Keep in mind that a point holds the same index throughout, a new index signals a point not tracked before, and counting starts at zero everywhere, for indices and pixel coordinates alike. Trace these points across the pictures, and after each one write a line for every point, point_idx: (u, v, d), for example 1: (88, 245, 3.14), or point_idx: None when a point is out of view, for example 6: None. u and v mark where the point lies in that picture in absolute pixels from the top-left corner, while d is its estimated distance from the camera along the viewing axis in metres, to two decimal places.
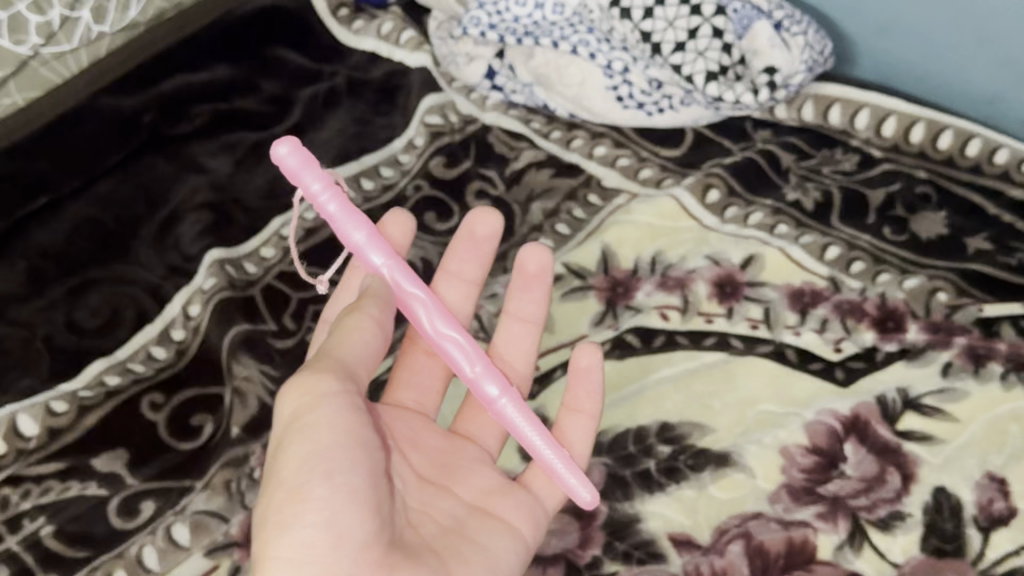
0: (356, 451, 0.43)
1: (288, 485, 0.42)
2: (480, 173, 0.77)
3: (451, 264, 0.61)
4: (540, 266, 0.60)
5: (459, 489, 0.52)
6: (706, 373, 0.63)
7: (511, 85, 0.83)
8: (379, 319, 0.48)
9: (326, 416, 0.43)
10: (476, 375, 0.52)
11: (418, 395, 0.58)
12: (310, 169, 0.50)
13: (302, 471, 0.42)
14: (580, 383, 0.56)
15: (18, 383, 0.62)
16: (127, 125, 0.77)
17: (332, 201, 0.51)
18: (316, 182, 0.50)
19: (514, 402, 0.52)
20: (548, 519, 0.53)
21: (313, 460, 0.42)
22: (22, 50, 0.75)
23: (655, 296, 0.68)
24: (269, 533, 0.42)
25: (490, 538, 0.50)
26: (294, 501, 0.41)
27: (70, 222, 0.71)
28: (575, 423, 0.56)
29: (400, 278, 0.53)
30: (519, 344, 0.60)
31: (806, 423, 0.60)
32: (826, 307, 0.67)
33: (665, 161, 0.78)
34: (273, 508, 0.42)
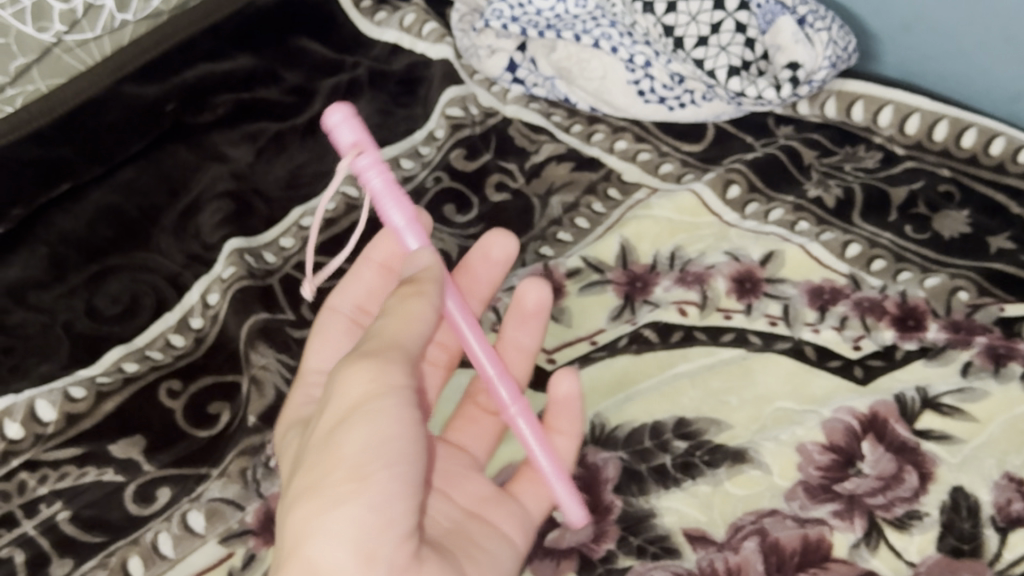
0: (414, 445, 0.42)
1: (347, 464, 0.41)
2: (500, 166, 0.77)
3: (460, 283, 0.61)
4: (537, 303, 0.60)
5: (455, 495, 0.53)
6: (723, 370, 0.63)
7: (533, 78, 0.83)
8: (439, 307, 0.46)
9: (394, 406, 0.41)
10: (494, 378, 0.52)
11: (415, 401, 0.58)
12: (362, 146, 0.48)
13: (365, 455, 0.40)
14: (566, 412, 0.56)
15: (36, 369, 0.63)
16: (150, 114, 0.77)
17: (378, 177, 0.49)
18: (368, 158, 0.48)
19: (524, 416, 0.52)
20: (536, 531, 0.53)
21: (374, 448, 0.41)
22: (45, 37, 0.72)
23: (673, 291, 0.68)
24: (314, 507, 0.41)
25: (491, 544, 0.50)
26: (354, 482, 0.40)
27: (93, 210, 0.72)
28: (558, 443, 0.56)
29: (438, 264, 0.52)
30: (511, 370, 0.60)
31: (824, 421, 0.59)
32: (845, 305, 0.66)
33: (687, 155, 0.78)
34: (325, 480, 0.41)
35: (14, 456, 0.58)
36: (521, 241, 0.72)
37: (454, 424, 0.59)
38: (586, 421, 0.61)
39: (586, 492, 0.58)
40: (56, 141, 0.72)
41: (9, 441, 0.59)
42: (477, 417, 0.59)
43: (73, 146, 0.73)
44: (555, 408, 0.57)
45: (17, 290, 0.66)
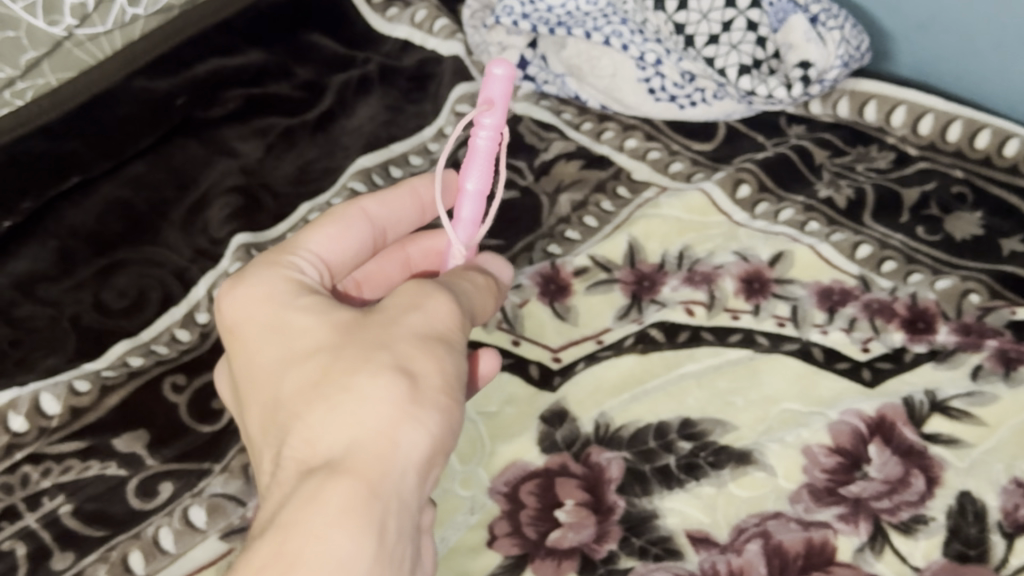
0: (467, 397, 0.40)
1: (445, 376, 0.38)
2: (510, 163, 0.76)
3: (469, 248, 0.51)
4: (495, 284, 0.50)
5: None
6: (731, 371, 0.62)
7: (544, 75, 0.83)
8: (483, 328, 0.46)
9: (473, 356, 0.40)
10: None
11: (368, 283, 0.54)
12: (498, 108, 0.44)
13: (460, 380, 0.38)
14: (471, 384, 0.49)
15: (42, 362, 0.62)
16: (161, 108, 0.76)
17: (485, 143, 0.45)
18: (495, 121, 0.44)
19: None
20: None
21: (458, 380, 0.38)
22: (56, 30, 0.72)
23: (681, 291, 0.67)
24: (410, 392, 0.36)
25: None
26: (448, 397, 0.37)
27: (101, 205, 0.71)
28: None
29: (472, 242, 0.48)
30: None
31: (831, 423, 0.59)
32: (854, 306, 0.66)
33: (697, 154, 0.77)
34: (418, 389, 0.36)
35: (18, 449, 0.58)
36: (529, 238, 0.71)
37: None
38: (590, 421, 0.61)
39: (590, 492, 0.57)
40: (65, 134, 0.73)
41: (14, 433, 0.59)
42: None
43: (83, 140, 0.73)
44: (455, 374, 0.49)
45: (25, 284, 0.66)
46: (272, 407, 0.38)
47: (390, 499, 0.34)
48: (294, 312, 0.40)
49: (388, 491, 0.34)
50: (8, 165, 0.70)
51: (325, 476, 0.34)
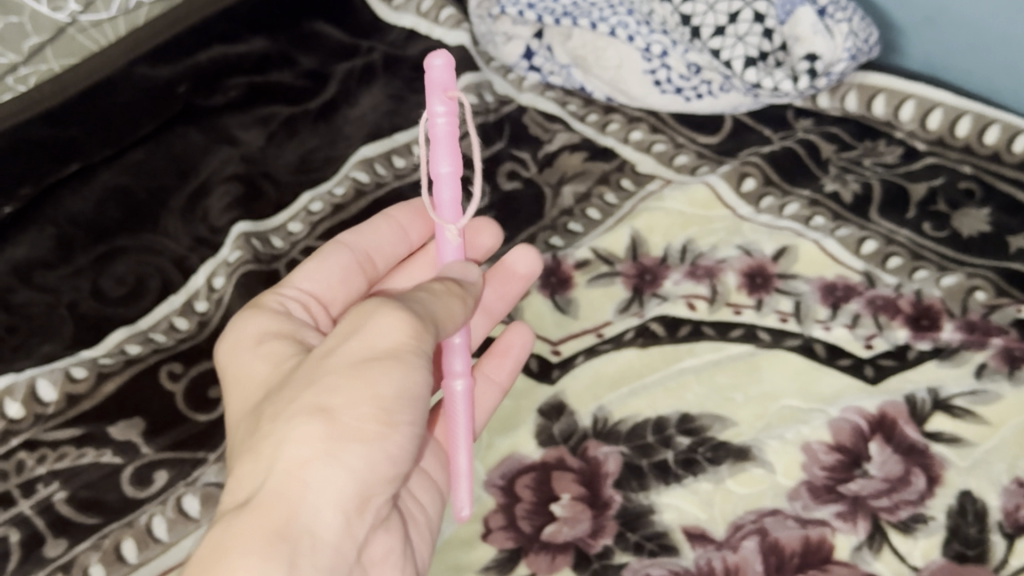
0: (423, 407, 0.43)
1: (377, 402, 0.40)
2: (513, 155, 0.75)
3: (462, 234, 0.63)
4: (528, 270, 0.63)
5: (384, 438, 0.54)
6: (730, 366, 0.62)
7: (549, 66, 0.80)
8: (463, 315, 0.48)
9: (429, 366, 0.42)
10: (457, 345, 0.54)
11: None
12: (442, 91, 0.47)
13: (399, 402, 0.41)
14: (503, 361, 0.61)
15: (39, 349, 0.62)
16: (162, 98, 0.75)
17: (447, 129, 0.48)
18: (445, 107, 0.47)
19: (468, 388, 0.54)
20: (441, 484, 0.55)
21: (403, 401, 0.41)
22: (60, 17, 0.72)
23: (683, 285, 0.66)
24: (327, 429, 0.40)
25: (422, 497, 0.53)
26: (378, 425, 0.40)
27: (101, 191, 0.71)
28: (488, 388, 0.59)
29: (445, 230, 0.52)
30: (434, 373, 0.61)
31: (831, 420, 0.59)
32: (858, 303, 0.65)
33: (702, 147, 0.75)
34: (342, 422, 0.40)
35: (14, 436, 0.58)
36: (531, 230, 0.70)
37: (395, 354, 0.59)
38: (588, 415, 0.60)
39: (587, 487, 0.57)
40: (66, 122, 0.71)
41: (10, 420, 0.59)
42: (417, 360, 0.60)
43: (83, 127, 0.72)
44: (494, 355, 0.61)
45: (23, 268, 0.66)
46: (232, 443, 0.43)
47: (298, 537, 0.39)
48: (258, 364, 0.46)
49: (295, 530, 0.39)
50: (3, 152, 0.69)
51: (236, 518, 0.38)
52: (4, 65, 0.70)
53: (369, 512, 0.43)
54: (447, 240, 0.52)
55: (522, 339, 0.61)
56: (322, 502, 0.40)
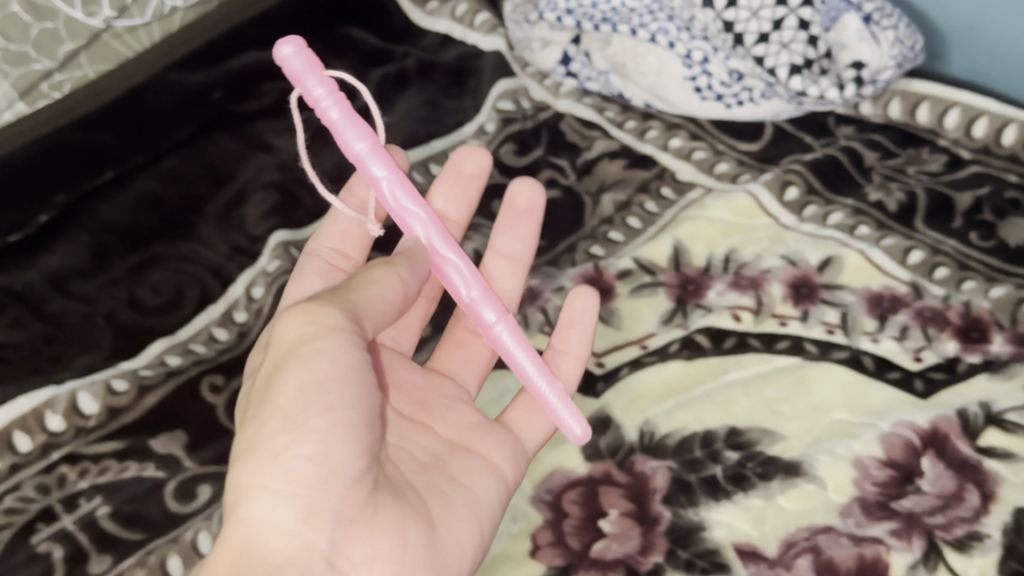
0: (347, 392, 0.45)
1: (280, 411, 0.44)
2: (551, 162, 0.74)
3: (438, 198, 0.66)
4: (528, 203, 0.65)
5: (437, 425, 0.57)
6: (777, 379, 0.61)
7: (586, 72, 0.79)
8: (404, 278, 0.53)
9: (330, 348, 0.45)
10: (471, 300, 0.59)
11: (395, 333, 0.66)
12: (312, 73, 0.54)
13: (300, 402, 0.44)
14: (574, 331, 0.61)
15: (78, 360, 0.62)
16: (195, 103, 0.74)
17: (336, 109, 0.56)
18: (320, 85, 0.54)
19: (509, 328, 0.58)
20: (527, 460, 0.58)
21: (313, 391, 0.44)
22: (94, 22, 0.71)
23: (727, 296, 0.66)
24: (253, 460, 0.43)
25: (470, 479, 0.54)
26: (290, 428, 0.44)
27: (134, 199, 0.70)
28: (565, 363, 0.61)
29: (400, 194, 0.58)
30: (468, 359, 0.65)
31: (882, 435, 0.58)
32: (906, 314, 0.64)
33: (742, 155, 0.74)
34: (263, 437, 0.44)
35: (55, 449, 0.57)
36: (571, 239, 0.69)
37: (441, 349, 0.66)
38: (634, 428, 0.59)
39: (635, 502, 0.56)
40: (97, 128, 0.68)
41: (50, 433, 0.58)
42: (464, 342, 0.66)
43: (117, 134, 0.70)
44: (561, 328, 0.61)
45: (59, 278, 0.65)
46: None
47: (252, 565, 0.41)
48: None
49: (247, 561, 0.41)
50: (34, 160, 0.65)
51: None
52: (38, 72, 0.70)
53: (342, 519, 0.44)
54: (400, 212, 0.59)
55: (585, 302, 0.61)
56: (267, 529, 0.43)
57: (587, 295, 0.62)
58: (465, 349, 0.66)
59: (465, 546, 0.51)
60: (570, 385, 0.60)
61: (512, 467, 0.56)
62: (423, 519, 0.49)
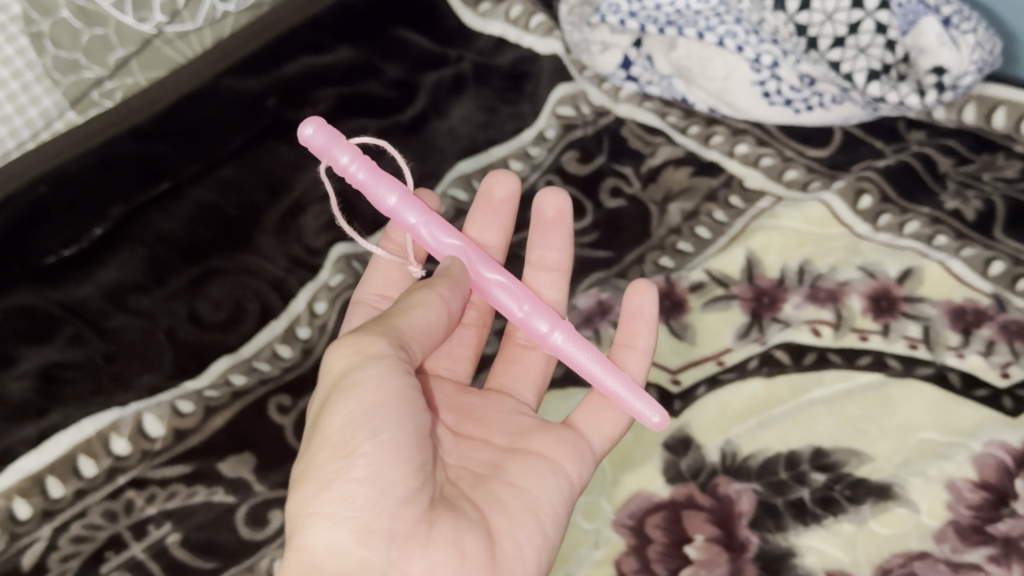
0: (397, 415, 0.44)
1: (331, 441, 0.44)
2: (615, 170, 0.72)
3: (475, 231, 0.65)
4: (557, 211, 0.63)
5: (496, 439, 0.55)
6: (862, 397, 0.59)
7: (648, 75, 0.77)
8: (447, 299, 0.52)
9: (373, 376, 0.45)
10: (524, 315, 0.57)
11: (450, 364, 0.63)
12: (337, 143, 0.56)
13: (348, 430, 0.44)
14: (631, 328, 0.60)
15: (140, 379, 0.60)
16: (251, 112, 0.71)
17: (361, 169, 0.56)
18: (344, 154, 0.56)
19: (566, 333, 0.56)
20: (594, 458, 0.55)
21: (358, 418, 0.44)
22: (146, 28, 0.69)
23: (805, 309, 0.64)
24: (309, 489, 0.44)
25: (531, 481, 0.51)
26: (339, 457, 0.43)
27: (192, 209, 0.68)
28: (630, 358, 0.59)
29: (436, 232, 0.58)
30: (526, 376, 0.63)
31: (974, 455, 0.56)
32: (990, 328, 0.62)
33: (812, 161, 0.72)
34: (316, 465, 0.44)
35: (120, 474, 0.56)
36: (638, 250, 0.68)
37: (497, 368, 0.64)
38: (715, 449, 0.58)
39: (721, 527, 0.54)
40: (153, 136, 0.66)
41: (115, 457, 0.57)
42: (518, 357, 0.64)
43: (171, 143, 0.67)
44: (624, 324, 0.60)
45: (115, 293, 0.64)
46: None
47: None
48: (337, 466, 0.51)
49: None
50: (91, 171, 0.63)
51: None
52: (90, 80, 0.68)
53: (396, 536, 0.43)
54: (440, 251, 0.58)
55: (643, 296, 0.60)
56: (322, 555, 0.43)
57: (644, 288, 0.61)
58: (521, 363, 0.64)
59: (527, 550, 0.48)
60: (640, 377, 0.58)
61: (573, 462, 0.53)
62: (482, 529, 0.46)
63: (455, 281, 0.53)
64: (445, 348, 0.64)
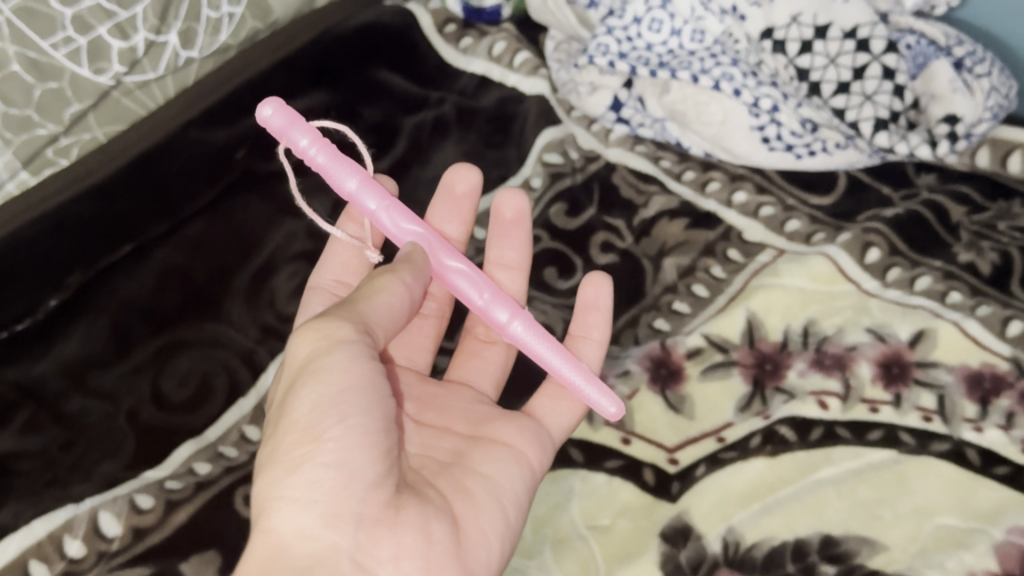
0: (366, 400, 0.40)
1: (297, 425, 0.40)
2: (606, 222, 0.68)
3: (432, 223, 0.61)
4: (516, 212, 0.60)
5: (459, 428, 0.52)
6: (873, 478, 0.55)
7: (639, 118, 0.73)
8: (410, 286, 0.47)
9: (342, 360, 0.41)
10: (484, 303, 0.53)
11: (410, 353, 0.60)
12: (297, 126, 0.51)
13: (316, 413, 0.40)
14: (587, 319, 0.58)
15: (97, 469, 0.56)
16: (217, 164, 0.69)
17: (321, 152, 0.51)
18: (306, 137, 0.50)
19: (527, 323, 0.52)
20: (554, 446, 0.53)
21: (325, 403, 0.40)
22: (101, 79, 0.63)
23: (810, 377, 0.59)
24: (274, 473, 0.39)
25: (494, 467, 0.49)
26: (307, 440, 0.39)
27: (158, 271, 0.65)
28: (588, 350, 0.57)
29: (396, 219, 0.53)
30: (486, 372, 0.60)
31: (997, 544, 0.51)
32: (1009, 397, 0.57)
33: (815, 210, 0.68)
34: (281, 448, 0.40)
35: None
36: (632, 312, 0.64)
37: (456, 361, 0.60)
38: (717, 538, 0.53)
39: None
40: (118, 197, 0.64)
41: (70, 560, 0.52)
42: (477, 351, 0.61)
43: (138, 201, 0.65)
44: (578, 315, 0.58)
45: (76, 368, 0.59)
46: None
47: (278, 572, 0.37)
48: None
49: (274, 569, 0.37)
50: (48, 236, 0.61)
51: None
52: (43, 138, 0.62)
53: (365, 522, 0.39)
54: (400, 238, 0.53)
55: (599, 286, 0.58)
56: (290, 539, 0.38)
57: (600, 278, 0.58)
58: (482, 357, 0.60)
59: (493, 538, 0.45)
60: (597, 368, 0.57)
61: (536, 450, 0.51)
62: (448, 515, 0.43)
63: (420, 267, 0.49)
64: (405, 339, 0.60)
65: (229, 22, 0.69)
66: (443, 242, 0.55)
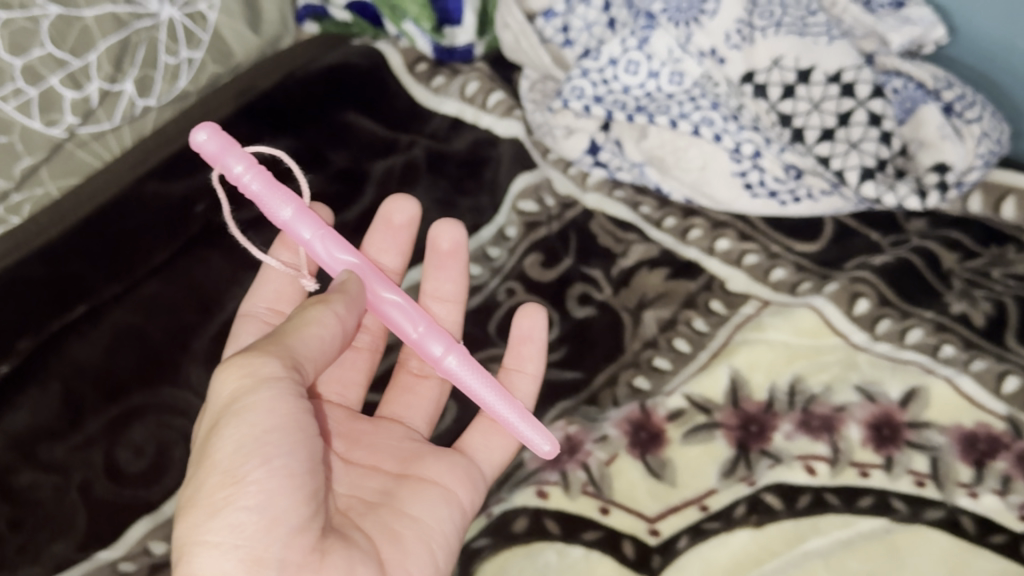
0: (290, 441, 0.39)
1: (219, 465, 0.38)
2: (583, 272, 0.66)
3: (369, 253, 0.62)
4: (453, 244, 0.61)
5: (388, 464, 0.51)
6: (862, 550, 0.51)
7: (617, 161, 0.71)
8: (342, 317, 0.46)
9: (266, 400, 0.39)
10: (418, 336, 0.52)
11: (340, 388, 0.57)
12: (231, 152, 0.50)
13: (239, 455, 0.38)
14: (521, 352, 0.58)
15: (48, 548, 0.53)
16: (177, 219, 0.66)
17: (255, 180, 0.50)
18: (240, 163, 0.50)
19: (461, 357, 0.52)
20: (486, 486, 0.52)
21: (249, 444, 0.38)
22: (55, 132, 0.61)
23: (797, 441, 0.56)
24: (195, 517, 0.37)
25: (424, 507, 0.48)
26: (231, 482, 0.37)
27: (112, 333, 0.61)
28: (521, 382, 0.57)
29: (331, 248, 0.52)
30: (419, 408, 0.58)
31: None
32: (1006, 460, 0.54)
33: (800, 257, 0.66)
34: (202, 491, 0.38)
35: None
36: (610, 369, 0.61)
37: (388, 397, 0.59)
38: None
39: None
40: (68, 259, 0.62)
41: None
42: (410, 386, 0.59)
43: (93, 262, 0.63)
44: (511, 348, 0.58)
45: (26, 443, 0.56)
46: None
47: None
48: None
49: None
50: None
51: None
52: None
53: (289, 570, 0.37)
54: (334, 268, 0.52)
55: (532, 319, 0.59)
56: None
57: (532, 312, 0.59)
58: (414, 393, 0.59)
59: None
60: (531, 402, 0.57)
61: (467, 489, 0.50)
62: (373, 561, 0.42)
63: (352, 297, 0.47)
64: (335, 374, 0.58)
65: (188, 70, 0.68)
66: (379, 273, 0.54)
